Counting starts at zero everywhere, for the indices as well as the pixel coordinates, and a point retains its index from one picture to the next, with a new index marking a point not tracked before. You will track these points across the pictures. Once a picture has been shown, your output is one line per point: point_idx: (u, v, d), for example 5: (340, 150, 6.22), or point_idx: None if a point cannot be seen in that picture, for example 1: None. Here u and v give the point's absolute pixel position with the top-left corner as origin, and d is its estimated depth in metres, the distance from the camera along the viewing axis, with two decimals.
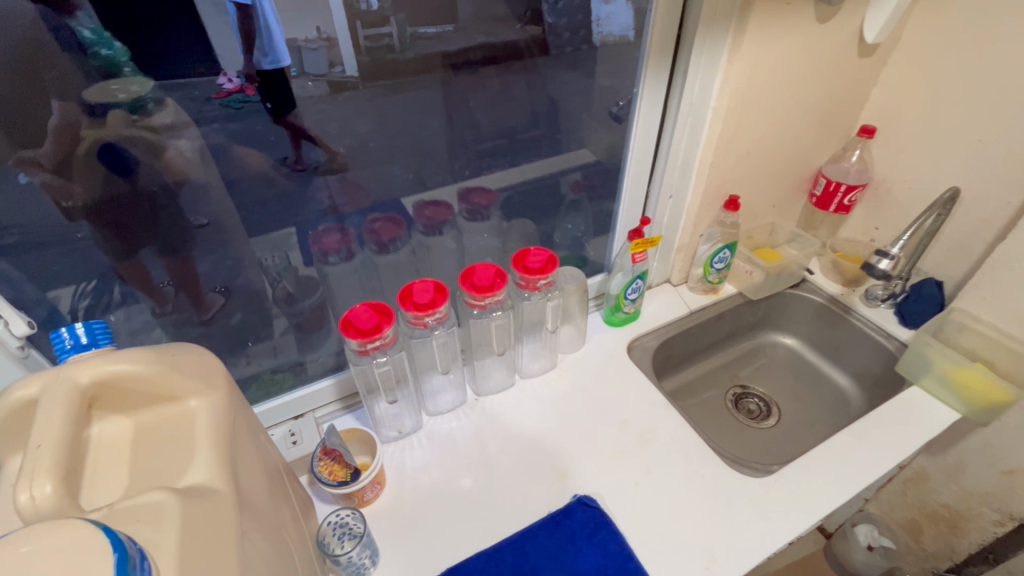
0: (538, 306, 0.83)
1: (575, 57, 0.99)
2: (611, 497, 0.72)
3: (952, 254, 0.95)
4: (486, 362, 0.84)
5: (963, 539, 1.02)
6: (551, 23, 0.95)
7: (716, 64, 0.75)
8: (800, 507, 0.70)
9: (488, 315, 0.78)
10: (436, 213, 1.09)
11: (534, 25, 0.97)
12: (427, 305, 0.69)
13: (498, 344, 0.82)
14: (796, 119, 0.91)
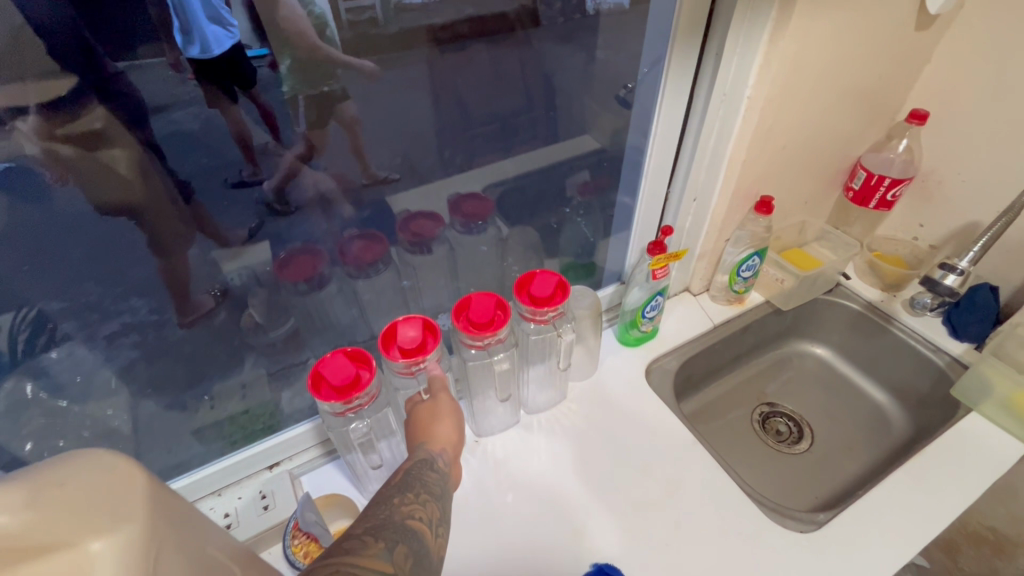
0: (546, 339, 0.72)
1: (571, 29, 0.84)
2: (637, 560, 0.62)
3: (1012, 256, 0.83)
4: (488, 401, 0.73)
5: (1008, 562, 0.94)
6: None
7: (755, 46, 0.62)
8: (856, 569, 0.60)
9: (491, 355, 0.67)
10: (423, 226, 0.95)
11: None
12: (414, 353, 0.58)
13: (502, 383, 0.71)
14: (839, 104, 0.78)
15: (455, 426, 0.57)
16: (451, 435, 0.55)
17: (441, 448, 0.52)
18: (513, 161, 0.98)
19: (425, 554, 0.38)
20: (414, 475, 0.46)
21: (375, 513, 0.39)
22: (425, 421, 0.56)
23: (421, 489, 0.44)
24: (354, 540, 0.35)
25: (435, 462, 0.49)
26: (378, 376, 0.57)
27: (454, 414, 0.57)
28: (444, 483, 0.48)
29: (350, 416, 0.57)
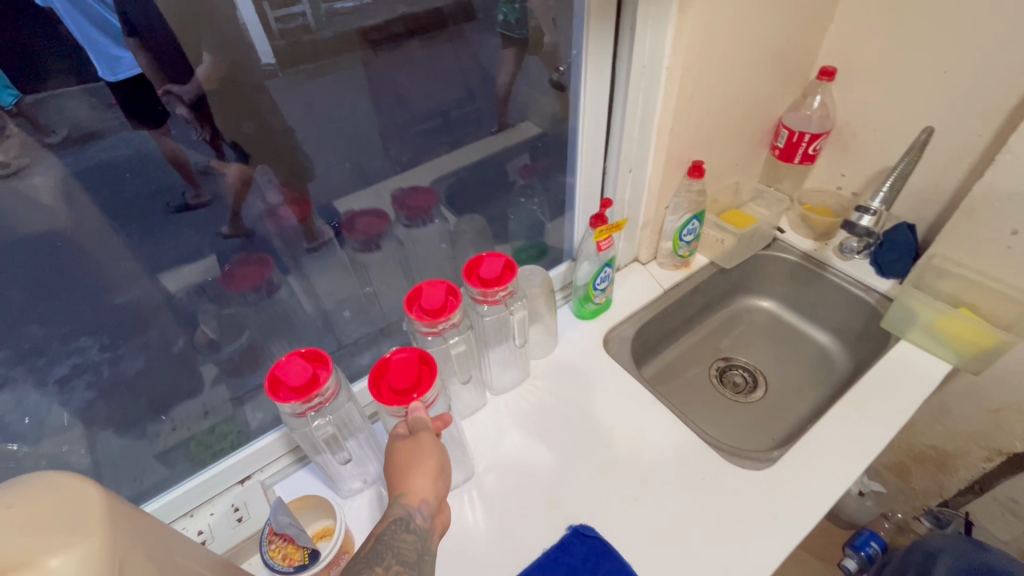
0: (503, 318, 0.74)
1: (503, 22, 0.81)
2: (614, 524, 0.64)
3: (923, 195, 0.90)
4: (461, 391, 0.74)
5: (951, 476, 1.03)
6: None
7: (666, 15, 0.65)
8: (810, 497, 0.65)
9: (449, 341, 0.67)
10: (370, 224, 0.98)
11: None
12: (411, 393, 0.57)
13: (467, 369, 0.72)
14: (754, 67, 0.82)
15: (439, 468, 0.55)
16: (434, 482, 0.54)
17: (420, 501, 0.52)
18: (452, 155, 1.01)
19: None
20: (386, 542, 0.48)
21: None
22: (405, 465, 0.54)
23: (391, 559, 0.47)
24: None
25: (413, 520, 0.51)
26: (336, 373, 0.58)
27: (440, 454, 0.55)
28: (421, 548, 0.50)
29: (311, 415, 0.58)
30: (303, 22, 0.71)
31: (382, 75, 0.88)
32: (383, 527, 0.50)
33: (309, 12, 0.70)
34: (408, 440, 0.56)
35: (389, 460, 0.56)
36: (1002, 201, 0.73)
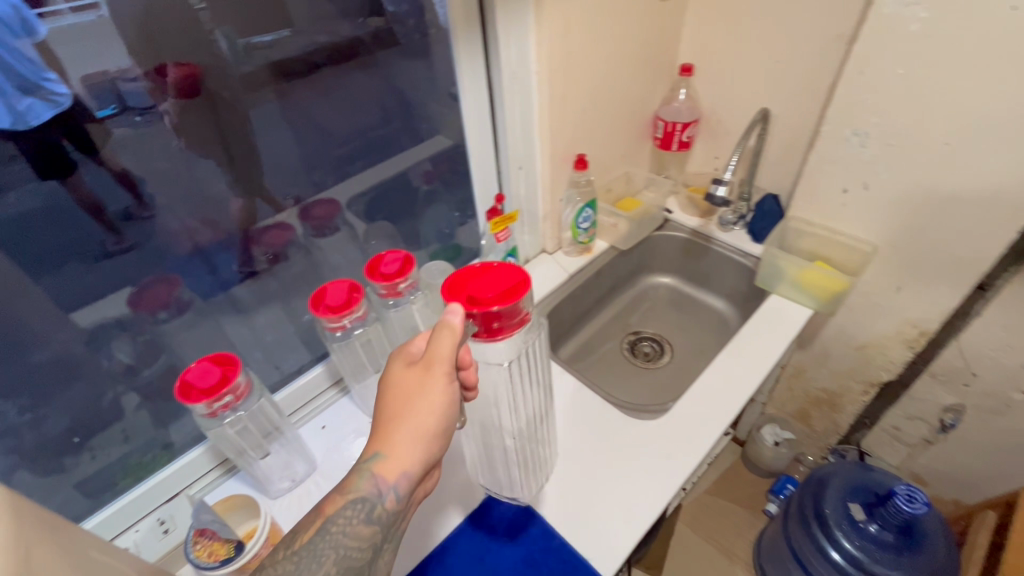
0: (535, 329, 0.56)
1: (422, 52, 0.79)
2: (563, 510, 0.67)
3: (779, 168, 1.03)
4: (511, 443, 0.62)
5: (843, 413, 1.16)
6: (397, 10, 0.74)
7: (525, 27, 0.74)
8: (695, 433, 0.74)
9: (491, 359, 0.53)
10: (275, 237, 0.87)
11: (377, 16, 0.73)
12: (483, 320, 0.48)
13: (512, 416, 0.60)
14: (619, 68, 0.92)
15: (431, 437, 0.47)
16: (421, 456, 0.46)
17: (398, 475, 0.44)
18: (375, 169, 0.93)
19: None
20: (334, 540, 0.41)
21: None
22: (403, 419, 0.45)
23: (335, 566, 0.40)
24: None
25: (378, 507, 0.44)
26: (246, 373, 0.61)
27: (442, 416, 0.46)
28: (376, 546, 0.44)
29: (225, 415, 0.60)
30: (216, 53, 0.64)
31: (301, 115, 0.78)
32: (339, 510, 0.42)
33: (226, 43, 0.64)
34: (422, 373, 0.46)
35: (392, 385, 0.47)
36: (833, 166, 0.86)
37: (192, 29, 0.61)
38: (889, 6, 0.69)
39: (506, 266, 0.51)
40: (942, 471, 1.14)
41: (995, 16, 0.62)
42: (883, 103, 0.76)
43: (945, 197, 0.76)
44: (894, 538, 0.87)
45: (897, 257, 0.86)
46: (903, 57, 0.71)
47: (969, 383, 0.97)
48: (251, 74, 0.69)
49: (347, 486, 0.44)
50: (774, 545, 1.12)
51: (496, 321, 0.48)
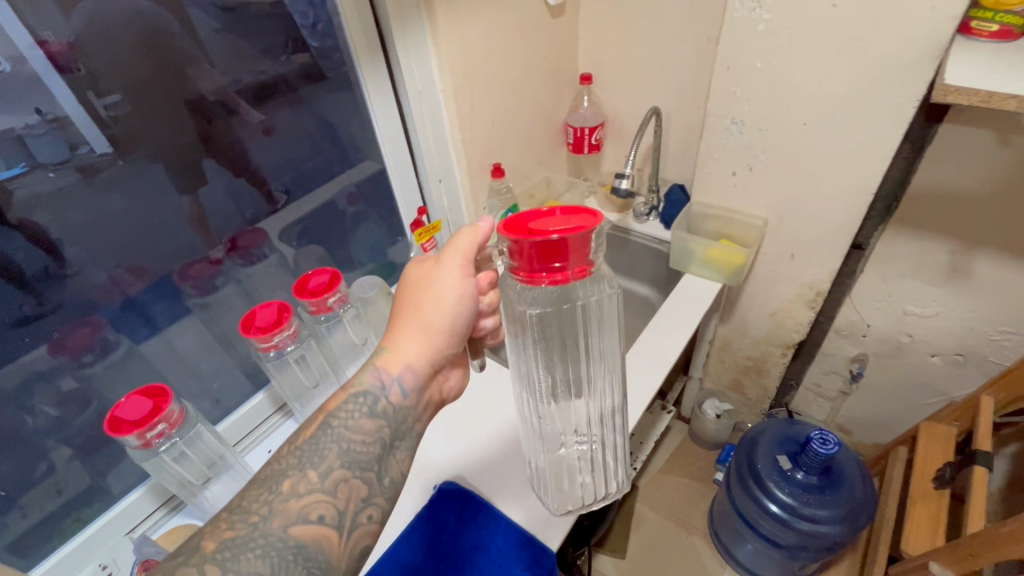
0: (587, 292, 0.53)
1: (333, 84, 0.87)
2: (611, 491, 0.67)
3: (680, 160, 1.13)
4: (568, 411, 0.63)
5: (769, 378, 1.24)
6: (318, 47, 0.82)
7: (425, 50, 0.80)
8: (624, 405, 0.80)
9: (521, 309, 0.54)
10: (201, 269, 0.85)
11: (302, 52, 0.81)
12: (540, 254, 0.42)
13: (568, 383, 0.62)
14: (523, 82, 1.00)
15: (434, 332, 0.54)
16: (421, 351, 0.53)
17: (403, 369, 0.52)
18: (302, 199, 0.95)
19: (318, 565, 0.42)
20: (336, 430, 0.47)
21: (254, 514, 0.42)
22: (414, 308, 0.54)
23: (338, 458, 0.46)
24: (217, 564, 0.39)
25: (381, 401, 0.50)
26: (179, 401, 0.62)
27: (446, 313, 0.53)
28: (383, 443, 0.49)
29: (160, 446, 0.61)
30: (137, 101, 0.67)
31: (227, 154, 0.80)
32: (344, 402, 0.50)
33: (143, 91, 0.67)
34: (436, 267, 0.54)
35: (410, 279, 0.56)
36: (720, 153, 0.96)
37: (102, 77, 0.64)
38: (738, 10, 0.79)
39: (587, 213, 0.44)
40: (860, 416, 1.26)
41: (821, 13, 0.72)
42: (750, 93, 0.85)
43: (813, 170, 0.87)
44: (818, 480, 0.97)
45: (785, 227, 0.97)
46: (758, 54, 0.81)
47: (866, 334, 1.11)
48: (169, 114, 0.71)
49: (355, 380, 0.51)
50: (725, 511, 1.20)
51: (557, 260, 0.42)
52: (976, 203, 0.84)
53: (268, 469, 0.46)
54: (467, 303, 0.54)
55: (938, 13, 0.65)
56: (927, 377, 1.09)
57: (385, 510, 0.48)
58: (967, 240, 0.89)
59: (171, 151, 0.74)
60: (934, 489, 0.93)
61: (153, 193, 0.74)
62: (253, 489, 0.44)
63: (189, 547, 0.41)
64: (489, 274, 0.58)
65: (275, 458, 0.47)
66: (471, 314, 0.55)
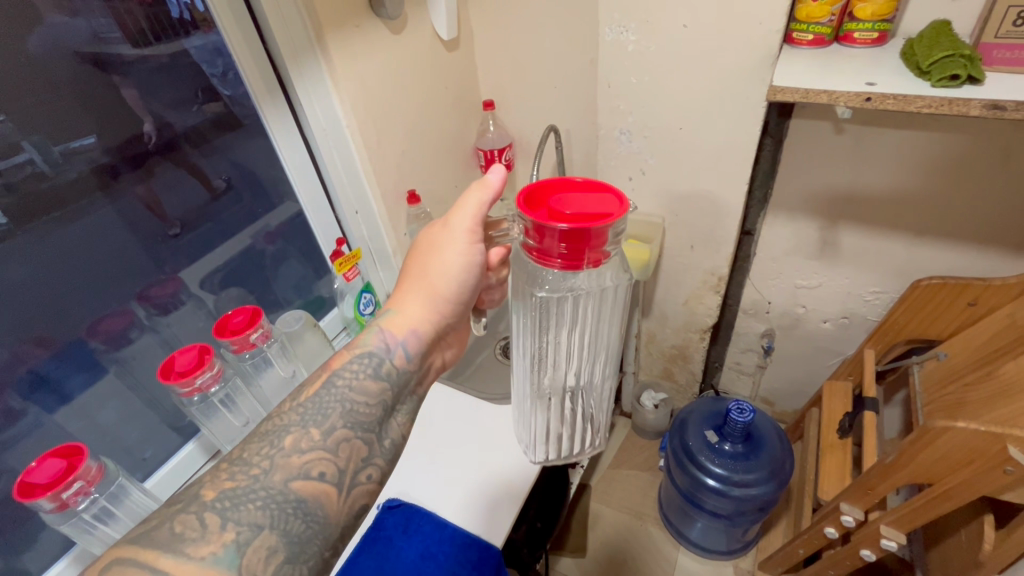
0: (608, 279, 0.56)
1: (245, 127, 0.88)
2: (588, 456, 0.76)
3: (584, 171, 1.22)
4: (561, 379, 0.68)
5: (694, 362, 1.33)
6: (229, 95, 0.84)
7: (326, 89, 0.84)
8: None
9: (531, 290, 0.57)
10: (113, 323, 0.83)
11: (213, 101, 0.83)
12: (561, 238, 0.45)
13: (563, 353, 0.66)
14: (428, 112, 1.06)
15: (439, 297, 0.60)
16: (425, 315, 0.59)
17: (406, 332, 0.58)
18: (219, 248, 0.96)
19: (315, 518, 0.47)
20: (342, 389, 0.53)
21: (256, 467, 0.47)
22: (424, 273, 0.60)
23: (341, 418, 0.51)
24: (216, 512, 0.44)
25: (386, 363, 0.56)
26: (97, 457, 0.60)
27: (451, 278, 0.59)
28: (385, 405, 0.54)
29: (79, 506, 0.59)
30: (33, 169, 0.67)
31: (133, 207, 0.80)
32: (349, 362, 0.55)
33: (38, 157, 0.67)
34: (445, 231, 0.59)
35: (423, 242, 0.61)
36: (616, 161, 1.05)
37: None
38: (609, 34, 0.89)
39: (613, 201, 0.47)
40: (778, 386, 1.38)
41: (677, 33, 0.83)
42: (632, 105, 0.95)
43: (694, 168, 0.98)
44: (741, 447, 1.06)
45: (680, 221, 1.07)
46: (632, 70, 0.91)
47: (769, 310, 1.23)
48: (65, 171, 0.70)
49: (362, 341, 0.57)
50: (672, 496, 1.27)
51: (567, 246, 0.46)
52: (829, 183, 0.98)
53: (270, 425, 0.51)
54: (472, 269, 0.59)
55: (764, 27, 0.76)
56: (824, 341, 1.22)
57: (383, 470, 0.53)
58: (830, 217, 1.02)
59: (70, 209, 0.72)
60: (838, 439, 1.05)
61: (51, 252, 0.72)
62: (255, 442, 0.49)
63: (189, 495, 0.46)
64: (498, 252, 0.65)
65: (278, 416, 0.51)
66: (475, 279, 0.61)
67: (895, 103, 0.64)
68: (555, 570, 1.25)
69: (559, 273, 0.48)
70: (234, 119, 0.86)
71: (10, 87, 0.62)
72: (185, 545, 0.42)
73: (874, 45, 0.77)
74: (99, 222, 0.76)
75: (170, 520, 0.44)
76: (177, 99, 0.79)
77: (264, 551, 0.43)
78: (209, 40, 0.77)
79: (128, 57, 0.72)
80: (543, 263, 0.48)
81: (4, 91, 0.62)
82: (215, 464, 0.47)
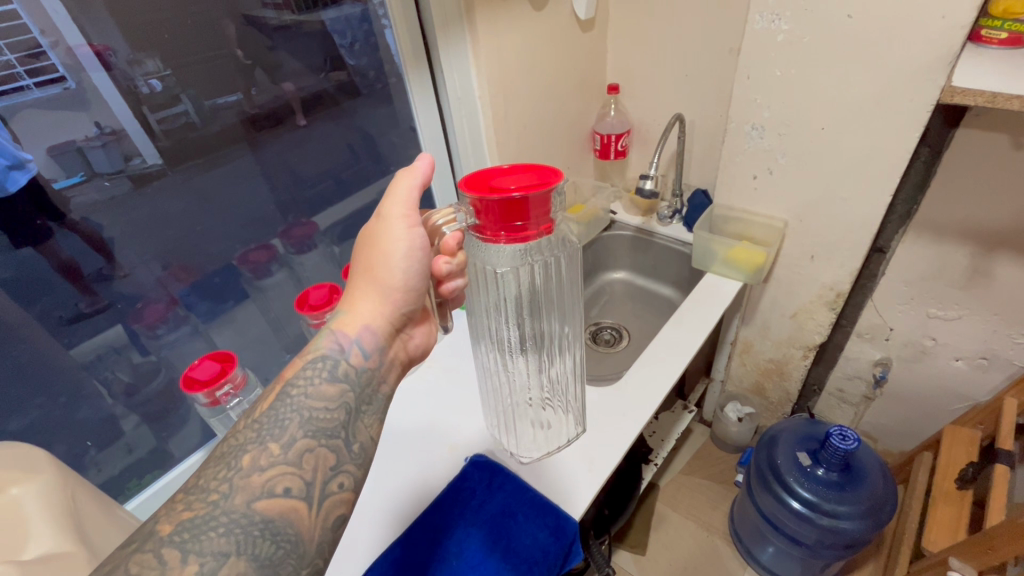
0: (552, 250, 0.64)
1: (389, 92, 0.96)
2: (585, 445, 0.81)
3: (703, 166, 1.18)
4: (535, 364, 0.74)
5: (791, 380, 1.25)
6: (354, 65, 0.90)
7: (466, 61, 0.89)
8: (636, 401, 0.87)
9: (492, 269, 0.64)
10: (259, 255, 0.96)
11: (339, 70, 0.89)
12: (503, 211, 0.49)
13: (539, 334, 0.72)
14: (554, 91, 1.07)
15: (388, 289, 0.55)
16: (374, 310, 0.55)
17: (357, 331, 0.54)
18: (349, 201, 1.05)
19: (286, 538, 0.43)
20: (296, 399, 0.48)
21: (215, 492, 0.43)
22: (366, 268, 0.55)
23: (300, 428, 0.47)
24: (176, 545, 0.39)
25: (342, 363, 0.52)
26: (242, 368, 0.70)
27: (395, 268, 0.54)
28: (348, 408, 0.51)
29: (227, 404, 0.68)
30: (186, 120, 0.76)
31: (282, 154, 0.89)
32: (302, 368, 0.51)
33: (191, 110, 0.75)
34: (380, 220, 0.55)
35: (363, 236, 0.57)
36: (742, 157, 1.00)
37: (157, 99, 0.72)
38: (758, 23, 0.84)
39: (545, 170, 0.51)
40: (886, 423, 1.26)
41: (836, 24, 0.77)
42: (769, 100, 0.90)
43: (829, 173, 0.91)
44: (838, 476, 0.98)
45: (804, 229, 1.00)
46: (777, 63, 0.86)
47: (889, 337, 1.12)
48: (228, 125, 0.81)
49: (314, 346, 0.53)
50: (746, 514, 1.21)
51: (518, 218, 0.50)
52: (993, 206, 0.87)
53: (224, 448, 0.46)
54: (415, 253, 0.54)
55: (948, 21, 0.69)
56: (953, 380, 1.09)
57: (356, 477, 0.49)
58: (987, 244, 0.91)
59: (225, 154, 0.83)
60: (956, 489, 0.95)
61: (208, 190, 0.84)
62: (210, 467, 0.45)
63: (145, 533, 0.41)
64: (454, 236, 0.58)
65: (233, 436, 0.47)
66: (423, 265, 0.56)
67: None
68: (614, 562, 1.25)
69: (515, 245, 0.52)
70: (356, 88, 0.93)
71: (195, 43, 0.72)
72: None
73: None
74: (238, 169, 0.87)
75: (124, 562, 0.39)
76: (326, 61, 0.87)
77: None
78: (343, 12, 0.84)
79: (288, 23, 0.80)
80: (492, 240, 0.53)
81: (172, 47, 0.70)
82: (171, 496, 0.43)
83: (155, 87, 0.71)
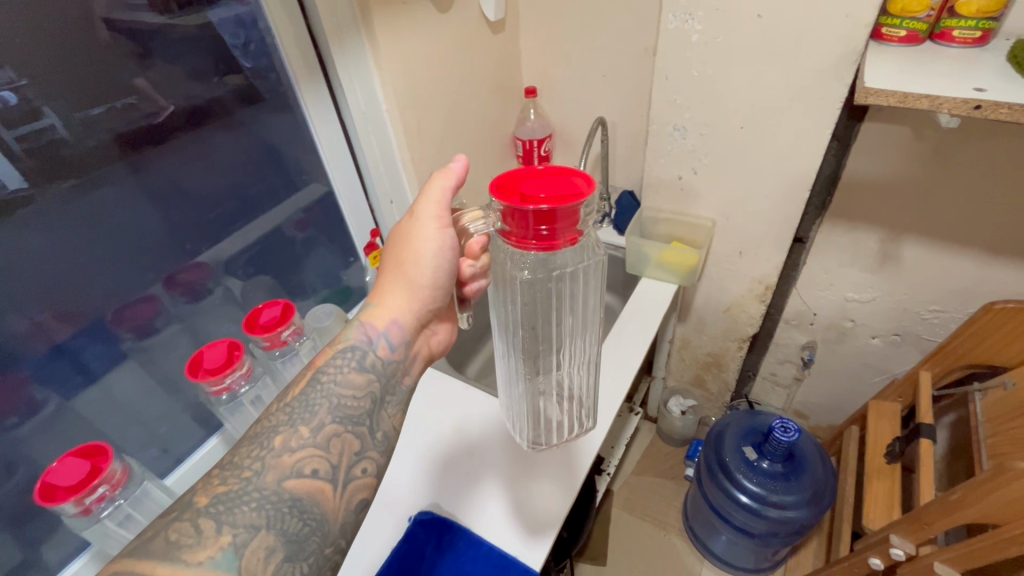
0: (573, 261, 0.53)
1: (288, 101, 0.84)
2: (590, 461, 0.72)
3: (626, 167, 1.17)
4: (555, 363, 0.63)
5: (729, 371, 1.28)
6: (251, 68, 0.78)
7: (367, 69, 0.81)
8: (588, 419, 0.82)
9: (514, 272, 0.53)
10: (139, 311, 0.79)
11: (235, 73, 0.77)
12: (529, 216, 0.41)
13: (550, 336, 0.61)
14: (469, 98, 1.00)
15: (415, 287, 0.53)
16: (404, 304, 0.54)
17: (387, 325, 0.53)
18: (246, 232, 0.91)
19: (313, 516, 0.44)
20: (327, 385, 0.49)
21: (247, 469, 0.44)
22: (395, 263, 0.53)
23: (329, 413, 0.47)
24: (211, 516, 0.41)
25: (369, 355, 0.51)
26: (120, 459, 0.57)
27: (424, 267, 0.52)
28: (373, 398, 0.50)
29: (102, 509, 0.56)
30: (54, 136, 0.62)
31: (162, 186, 0.76)
32: (333, 357, 0.51)
33: (59, 124, 0.62)
34: (413, 219, 0.52)
35: (395, 229, 0.54)
36: (665, 159, 0.99)
37: (11, 114, 0.58)
38: (672, 22, 0.81)
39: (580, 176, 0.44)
40: (814, 400, 1.32)
41: (748, 23, 0.76)
42: (689, 101, 0.89)
43: (751, 171, 0.91)
44: (781, 467, 1.01)
45: (730, 226, 1.01)
46: (693, 63, 0.84)
47: (813, 321, 1.16)
48: (97, 150, 0.67)
49: (344, 335, 0.53)
50: (698, 506, 1.22)
51: (545, 225, 0.42)
52: (897, 196, 0.91)
53: (259, 427, 0.47)
54: (447, 255, 0.52)
55: (852, 19, 0.69)
56: (871, 357, 1.15)
57: (380, 463, 0.49)
58: (894, 230, 0.95)
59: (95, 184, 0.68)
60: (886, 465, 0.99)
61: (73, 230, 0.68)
62: (245, 445, 0.46)
63: (183, 503, 0.42)
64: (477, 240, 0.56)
65: (267, 417, 0.48)
66: (453, 265, 0.53)
67: (1010, 112, 0.57)
68: None
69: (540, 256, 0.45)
70: (257, 94, 0.81)
71: (36, 52, 0.58)
72: (182, 552, 0.39)
73: (975, 45, 0.70)
74: (120, 198, 0.71)
75: (165, 530, 0.40)
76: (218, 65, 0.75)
77: (263, 551, 0.41)
78: (234, 11, 0.73)
79: (155, 26, 0.67)
80: (517, 246, 0.45)
81: (26, 53, 0.57)
82: (207, 470, 0.44)
83: (8, 99, 0.57)
